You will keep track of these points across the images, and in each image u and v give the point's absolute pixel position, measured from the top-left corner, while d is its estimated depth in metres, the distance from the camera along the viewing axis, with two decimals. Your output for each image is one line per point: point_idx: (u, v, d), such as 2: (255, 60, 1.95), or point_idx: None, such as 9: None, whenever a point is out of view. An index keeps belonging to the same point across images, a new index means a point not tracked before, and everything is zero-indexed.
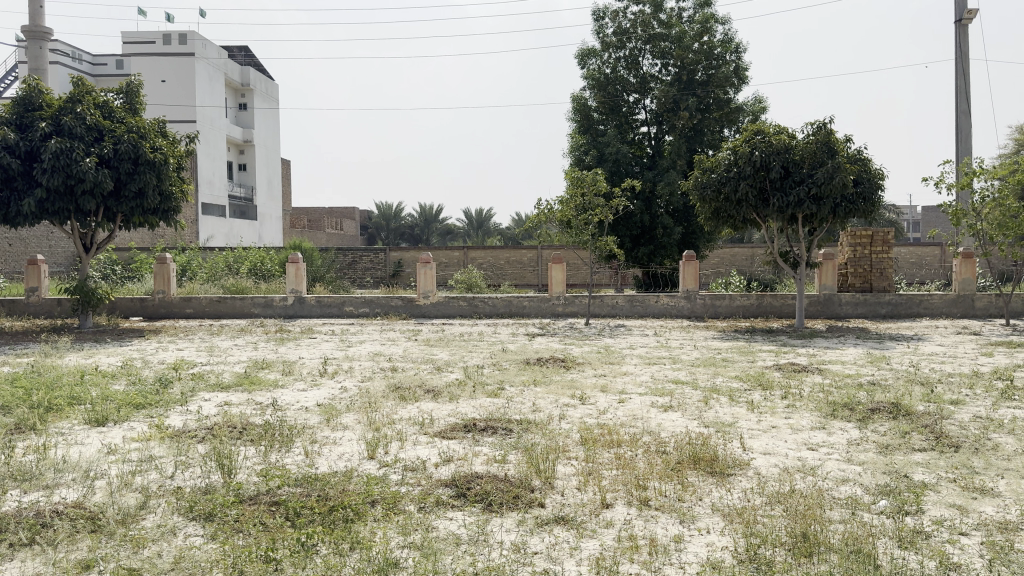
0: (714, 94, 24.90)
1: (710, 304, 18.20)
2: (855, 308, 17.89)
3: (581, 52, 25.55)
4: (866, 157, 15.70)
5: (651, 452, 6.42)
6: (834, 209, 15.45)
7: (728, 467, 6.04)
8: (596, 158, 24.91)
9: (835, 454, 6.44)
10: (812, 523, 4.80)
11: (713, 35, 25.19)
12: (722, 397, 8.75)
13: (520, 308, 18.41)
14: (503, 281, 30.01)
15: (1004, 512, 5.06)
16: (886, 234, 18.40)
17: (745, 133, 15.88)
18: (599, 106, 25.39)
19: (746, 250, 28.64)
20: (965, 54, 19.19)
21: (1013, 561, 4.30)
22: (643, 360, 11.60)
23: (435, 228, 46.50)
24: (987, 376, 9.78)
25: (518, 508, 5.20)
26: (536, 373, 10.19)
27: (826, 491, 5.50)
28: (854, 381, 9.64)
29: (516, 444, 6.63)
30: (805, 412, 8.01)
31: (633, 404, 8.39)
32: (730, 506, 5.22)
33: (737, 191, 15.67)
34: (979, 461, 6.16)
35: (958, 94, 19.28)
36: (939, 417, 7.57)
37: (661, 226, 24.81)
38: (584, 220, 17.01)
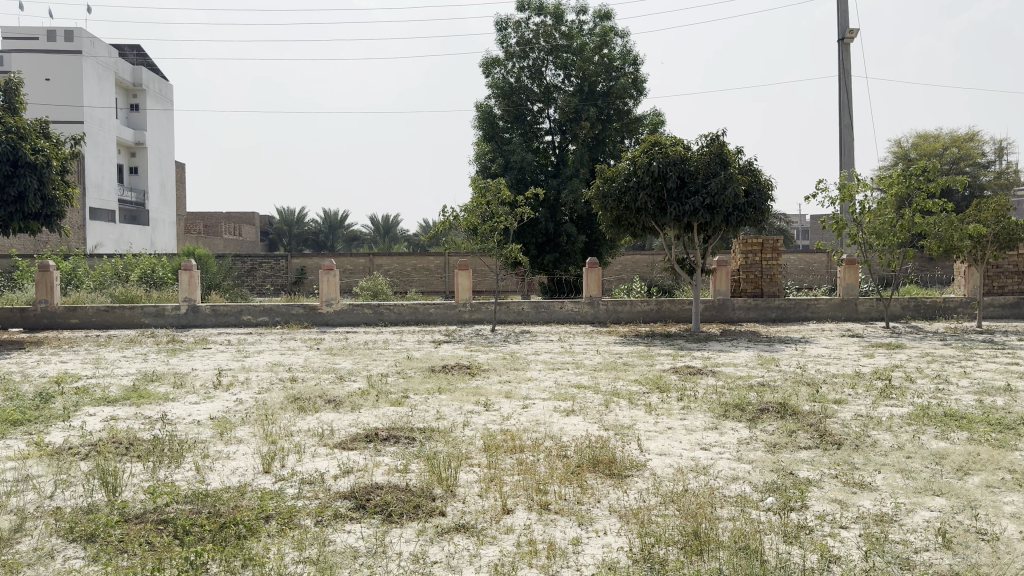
0: (614, 105, 25.46)
1: (612, 309, 18.55)
2: (747, 313, 18.62)
3: (485, 61, 25.68)
4: (756, 168, 16.38)
5: (552, 456, 6.50)
6: (726, 218, 16.07)
7: (626, 469, 6.18)
8: (502, 166, 25.12)
9: (726, 454, 6.67)
10: (702, 522, 4.96)
11: (612, 48, 25.80)
12: (622, 401, 8.94)
13: (425, 315, 18.30)
14: (409, 287, 29.79)
15: (880, 506, 5.35)
16: (775, 242, 19.20)
17: (643, 144, 16.30)
18: (504, 114, 25.59)
19: (647, 257, 29.43)
20: (847, 71, 20.28)
21: (887, 551, 4.55)
22: (546, 366, 11.73)
23: (340, 234, 45.80)
24: (868, 377, 10.35)
25: (418, 517, 5.17)
26: (441, 381, 10.13)
27: (717, 489, 5.68)
28: (746, 383, 10.04)
29: (417, 454, 6.58)
30: (700, 413, 8.28)
31: (536, 410, 8.48)
32: (627, 507, 5.33)
33: (636, 201, 16.07)
34: (859, 458, 6.50)
35: (841, 109, 20.34)
36: (823, 417, 7.94)
37: (565, 234, 25.17)
38: (489, 228, 17.07)
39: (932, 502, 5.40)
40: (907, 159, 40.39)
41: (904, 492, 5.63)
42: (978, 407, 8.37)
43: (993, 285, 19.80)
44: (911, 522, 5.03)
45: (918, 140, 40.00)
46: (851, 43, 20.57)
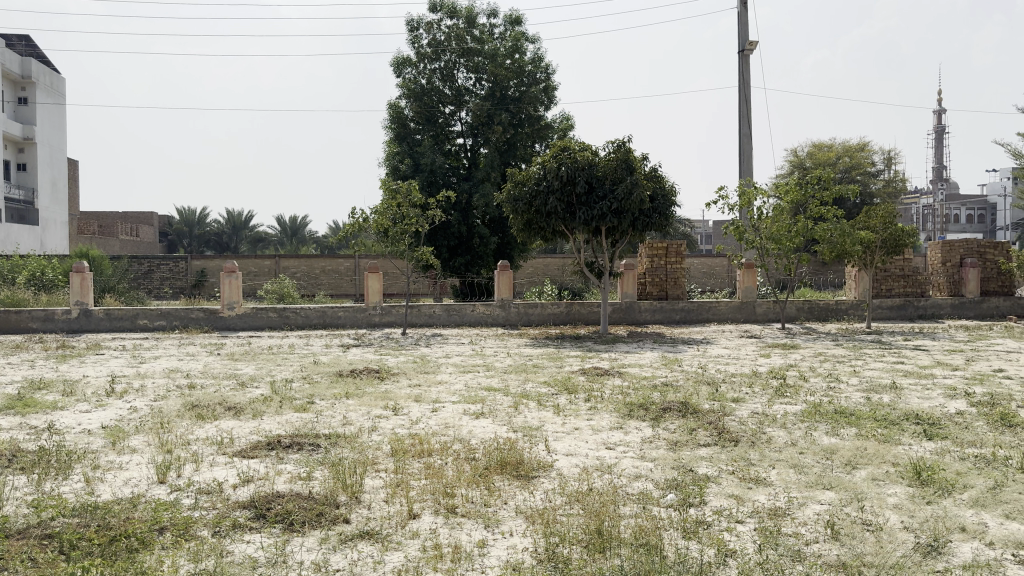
0: (525, 110, 25.67)
1: (523, 312, 18.69)
2: (653, 315, 19.12)
3: (396, 61, 25.47)
4: (661, 175, 16.82)
5: (460, 459, 6.49)
6: (633, 223, 16.45)
7: (533, 469, 6.25)
8: (412, 167, 24.95)
9: (630, 452, 6.83)
10: (605, 520, 5.06)
11: (524, 53, 26.01)
12: (530, 403, 9.02)
13: (333, 318, 17.99)
14: (316, 290, 29.24)
15: (774, 500, 5.58)
16: (679, 246, 19.71)
17: (552, 149, 16.50)
18: (415, 116, 25.44)
19: (557, 260, 29.88)
20: (747, 82, 21.07)
21: (779, 544, 4.75)
22: (456, 369, 11.72)
23: (244, 235, 44.57)
24: (764, 376, 10.77)
25: (322, 525, 5.08)
26: (349, 386, 9.97)
27: (620, 488, 5.81)
28: (650, 383, 10.30)
29: (322, 460, 6.47)
30: (606, 413, 8.45)
31: (444, 413, 8.46)
32: (532, 508, 5.39)
33: (546, 205, 16.24)
34: (754, 454, 6.76)
35: (740, 119, 21.10)
36: (722, 415, 8.23)
37: (477, 236, 25.21)
38: (400, 230, 16.91)
39: (822, 495, 5.66)
40: (803, 168, 42.32)
41: (796, 486, 5.88)
42: (865, 403, 8.84)
43: (881, 288, 21.00)
44: (803, 516, 5.25)
45: (812, 149, 42.00)
46: (751, 55, 21.38)
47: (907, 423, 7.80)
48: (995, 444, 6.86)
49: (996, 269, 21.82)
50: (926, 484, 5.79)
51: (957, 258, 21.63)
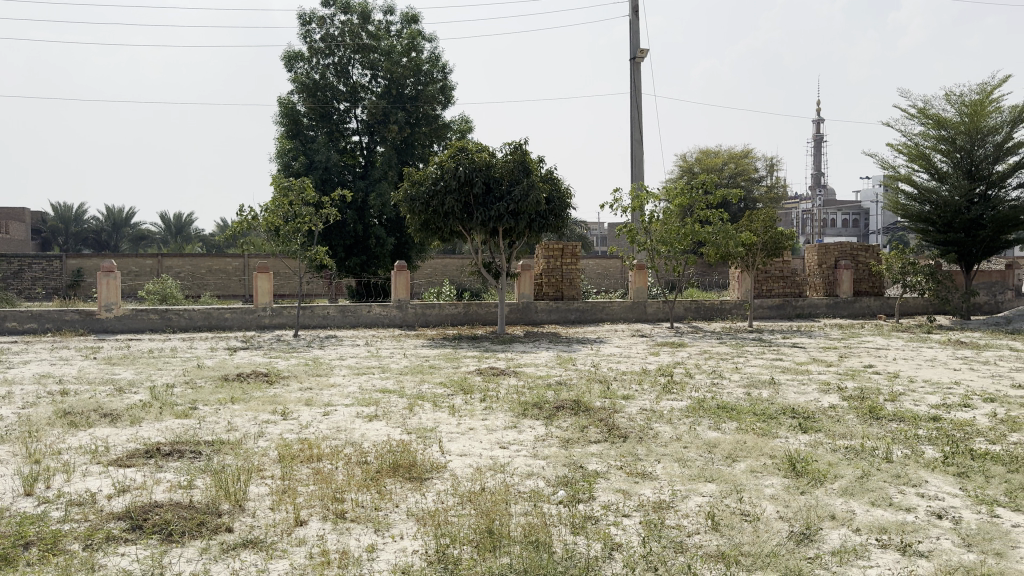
0: (422, 109, 25.54)
1: (420, 313, 18.58)
2: (549, 315, 19.39)
3: (287, 55, 24.86)
4: (557, 177, 17.05)
5: (351, 463, 6.40)
6: (529, 224, 16.63)
7: (425, 471, 6.22)
8: (305, 165, 24.39)
9: (523, 451, 6.91)
10: (495, 519, 5.10)
11: (420, 52, 25.89)
12: (426, 404, 8.98)
13: (220, 320, 17.39)
14: (202, 290, 28.24)
15: (658, 494, 5.76)
16: (575, 248, 20.02)
17: (449, 149, 16.48)
18: (308, 112, 24.88)
19: (455, 260, 29.89)
20: (638, 88, 21.66)
21: (662, 536, 4.91)
22: (350, 371, 11.53)
23: (125, 233, 42.61)
24: (654, 373, 11.10)
25: (203, 535, 4.91)
26: (235, 391, 9.65)
27: (512, 486, 5.86)
28: (544, 382, 10.43)
29: (204, 468, 6.25)
30: (500, 413, 8.51)
31: (336, 416, 8.31)
32: (424, 510, 5.36)
33: (443, 205, 16.18)
34: (642, 449, 6.96)
35: (632, 124, 21.66)
36: (613, 412, 8.44)
37: (373, 236, 24.89)
38: (292, 229, 16.49)
39: (704, 487, 5.89)
40: (691, 172, 43.89)
41: (681, 479, 6.09)
42: (746, 398, 9.24)
43: (762, 288, 22.03)
44: (685, 508, 5.45)
45: (701, 155, 43.59)
46: (642, 61, 21.99)
47: (785, 417, 8.20)
48: (863, 435, 7.30)
49: (867, 270, 23.24)
50: (801, 475, 6.11)
51: (832, 260, 22.92)
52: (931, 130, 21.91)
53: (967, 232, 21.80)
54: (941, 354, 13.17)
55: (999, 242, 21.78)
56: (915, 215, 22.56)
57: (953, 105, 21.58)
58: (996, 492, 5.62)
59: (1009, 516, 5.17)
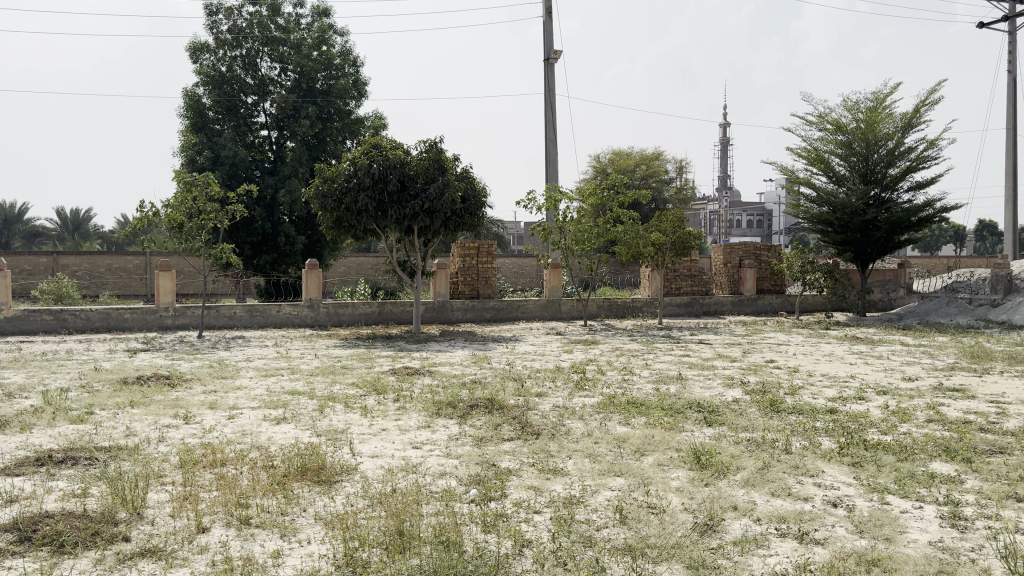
0: (334, 104, 25.14)
1: (333, 312, 18.27)
2: (465, 314, 19.35)
3: (192, 46, 24.03)
4: (472, 176, 17.03)
5: (256, 468, 6.22)
6: (445, 223, 16.57)
7: (334, 474, 6.10)
8: (211, 160, 23.61)
9: (436, 450, 6.87)
10: (406, 520, 5.04)
11: (331, 46, 25.52)
12: (337, 405, 8.83)
13: (119, 321, 16.67)
14: (101, 290, 27.05)
15: (569, 490, 5.81)
16: (490, 247, 20.11)
17: (362, 146, 16.26)
18: (215, 105, 24.10)
19: (369, 258, 29.51)
20: (553, 88, 21.85)
21: (572, 531, 4.95)
22: (258, 373, 11.23)
23: (17, 230, 40.37)
24: (567, 371, 11.23)
25: (96, 545, 4.69)
26: (135, 394, 9.25)
27: (424, 486, 5.82)
28: (458, 381, 10.41)
29: (100, 475, 5.97)
30: (413, 413, 8.43)
31: (243, 420, 8.08)
32: (332, 513, 5.25)
33: (356, 202, 15.92)
34: (554, 445, 7.02)
35: (547, 124, 21.83)
36: (526, 409, 8.49)
37: (283, 234, 24.30)
38: (197, 226, 15.94)
39: (613, 482, 5.98)
40: (605, 173, 44.58)
41: (591, 475, 6.17)
42: (655, 394, 9.45)
43: (673, 286, 22.59)
44: (595, 502, 5.52)
45: (614, 156, 44.31)
46: (556, 62, 22.21)
47: (691, 411, 8.43)
48: (764, 428, 7.56)
49: (769, 269, 24.16)
50: (706, 467, 6.28)
51: (736, 259, 23.69)
52: (830, 135, 22.89)
53: (863, 233, 22.82)
54: (838, 349, 13.77)
55: (891, 243, 22.91)
56: (815, 216, 23.50)
57: (850, 113, 22.63)
58: (887, 480, 5.91)
59: (898, 503, 5.44)
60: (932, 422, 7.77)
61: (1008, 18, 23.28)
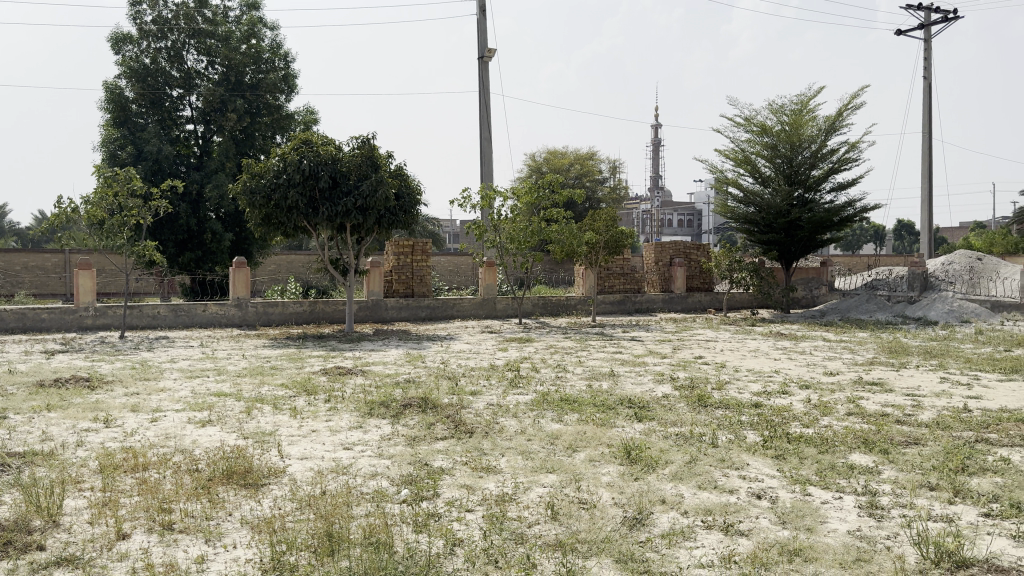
0: (264, 98, 24.65)
1: (262, 312, 17.91)
2: (399, 313, 19.19)
3: (114, 36, 23.22)
4: (406, 173, 16.91)
5: (180, 471, 6.04)
6: (378, 220, 16.40)
7: (262, 477, 5.97)
8: (133, 155, 22.85)
9: (367, 450, 6.80)
10: (335, 521, 4.96)
11: (260, 39, 25.03)
12: (265, 406, 8.65)
13: (35, 321, 16.02)
14: (16, 289, 25.91)
15: (502, 487, 5.82)
16: (425, 245, 20.07)
17: (292, 141, 16.00)
18: (138, 98, 23.35)
19: (301, 256, 29.02)
20: (487, 87, 21.85)
21: (504, 528, 4.96)
22: (183, 374, 10.92)
23: None
24: (501, 368, 11.26)
25: (8, 554, 4.50)
26: (52, 398, 8.88)
27: (354, 488, 5.74)
28: (391, 380, 10.33)
29: (13, 482, 5.71)
30: (345, 413, 8.32)
31: (166, 422, 7.85)
32: (259, 517, 5.14)
33: (286, 199, 15.63)
34: (487, 443, 7.02)
35: (481, 122, 21.82)
36: (459, 408, 8.48)
37: (209, 231, 23.69)
38: (119, 222, 15.41)
39: (545, 478, 6.01)
40: (540, 172, 44.81)
41: (523, 472, 6.19)
42: (587, 391, 9.55)
43: (606, 284, 22.87)
44: (526, 499, 5.54)
45: (549, 155, 44.58)
46: (490, 61, 22.22)
47: (622, 407, 8.54)
48: (692, 422, 7.72)
49: (698, 267, 24.71)
50: (635, 462, 6.37)
51: (667, 258, 24.12)
52: (756, 137, 23.49)
53: (787, 232, 23.50)
54: (765, 345, 14.15)
55: (814, 242, 23.64)
56: (741, 216, 24.08)
57: (776, 116, 23.27)
58: (809, 472, 6.09)
59: (819, 493, 5.61)
60: (852, 415, 8.05)
61: (923, 26, 24.25)
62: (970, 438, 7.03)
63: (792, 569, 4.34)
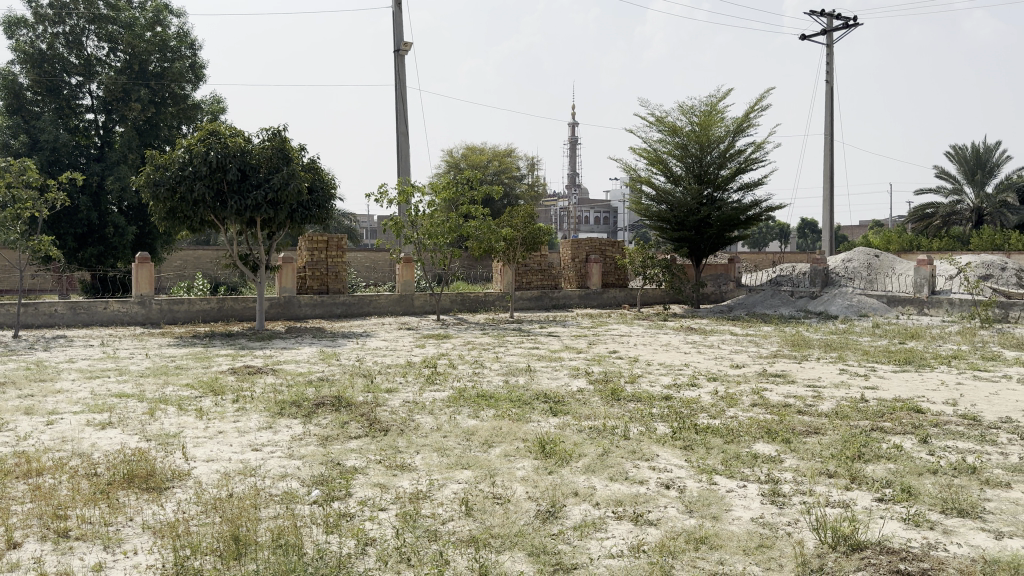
0: (169, 88, 23.78)
1: (167, 309, 17.31)
2: (313, 309, 18.84)
3: (6, 20, 21.99)
4: (319, 167, 16.62)
5: (78, 476, 5.79)
6: (290, 215, 16.05)
7: (165, 480, 5.77)
8: (27, 145, 21.66)
9: (278, 451, 6.65)
10: (243, 524, 4.84)
11: (166, 27, 24.11)
12: (170, 407, 8.36)
13: None
14: None
15: (416, 484, 5.79)
16: (340, 240, 19.71)
17: (199, 132, 15.52)
18: (33, 85, 22.22)
19: (211, 252, 28.16)
20: (403, 81, 21.64)
21: (417, 526, 4.93)
22: (82, 375, 10.44)
23: None
24: (418, 365, 11.20)
25: None
26: None
27: (262, 489, 5.61)
28: (304, 378, 10.15)
29: None
30: (254, 413, 8.12)
31: (62, 425, 7.49)
32: (162, 521, 4.97)
33: (192, 191, 15.13)
34: (402, 441, 6.97)
35: (397, 116, 21.62)
36: (374, 405, 8.39)
37: (111, 225, 22.74)
38: (12, 216, 14.62)
39: (460, 474, 6.02)
40: (458, 168, 44.71)
41: (438, 468, 6.18)
42: (504, 386, 9.59)
43: (523, 280, 23.03)
44: (441, 496, 5.52)
45: (467, 152, 44.54)
46: (406, 54, 22.01)
47: (538, 402, 8.61)
48: (605, 416, 7.84)
49: (613, 263, 25.05)
50: (549, 456, 6.44)
51: (583, 254, 24.42)
52: (667, 137, 24.04)
53: (697, 230, 24.15)
54: (676, 339, 14.53)
55: (723, 239, 24.36)
56: (654, 214, 24.59)
57: (686, 117, 23.85)
58: (714, 461, 6.28)
59: (724, 482, 5.79)
60: (757, 406, 8.35)
61: (824, 32, 25.27)
62: (866, 426, 7.38)
63: (698, 556, 4.46)
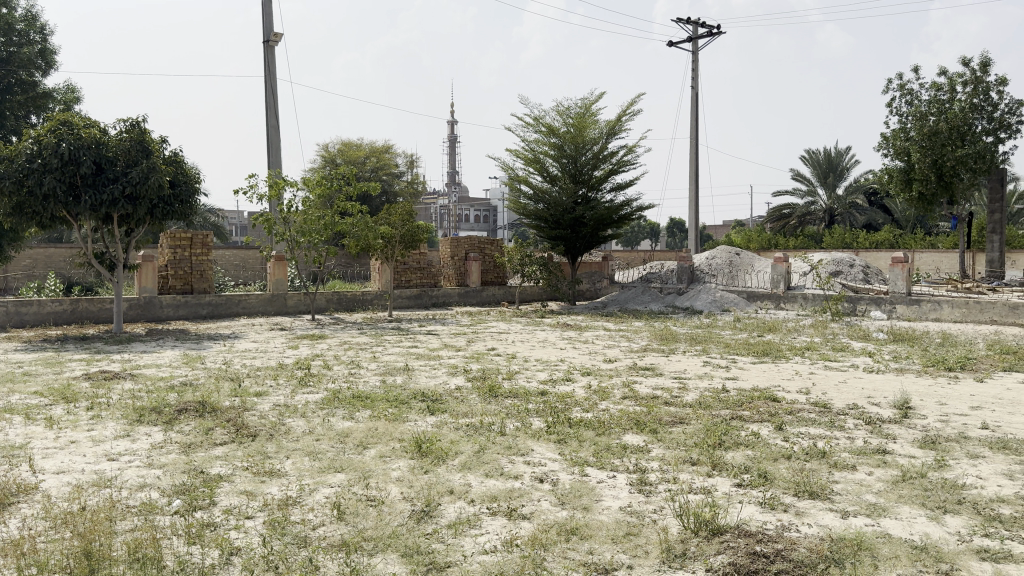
0: (16, 74, 22.16)
1: (13, 312, 16.12)
2: (177, 310, 18.00)
3: None
4: (181, 160, 15.89)
5: None
6: (150, 211, 15.27)
7: (9, 496, 5.37)
8: None
9: (136, 460, 6.32)
10: (95, 539, 4.57)
11: (12, 8, 22.44)
12: (15, 418, 7.79)
13: None
14: None
15: (285, 490, 5.64)
16: (205, 237, 18.97)
17: (48, 122, 14.56)
18: None
19: (63, 250, 26.38)
20: (272, 73, 21.01)
21: (285, 533, 4.80)
22: None
23: None
24: (290, 367, 10.90)
25: None
26: None
27: (118, 501, 5.32)
28: (165, 383, 9.68)
29: None
30: (110, 421, 7.68)
31: None
32: (4, 540, 4.62)
33: (41, 185, 14.13)
34: (271, 446, 6.77)
35: (267, 110, 20.98)
36: (242, 410, 8.10)
37: None
38: None
39: (332, 478, 5.90)
40: (334, 164, 43.78)
41: (309, 473, 6.04)
42: (379, 386, 9.48)
43: (401, 279, 22.83)
44: (311, 501, 5.40)
45: (344, 147, 43.71)
46: (276, 46, 21.39)
47: (414, 401, 8.57)
48: (481, 413, 7.89)
49: (492, 262, 25.22)
50: (425, 455, 6.42)
51: (462, 252, 24.43)
52: (544, 138, 24.43)
53: (573, 229, 24.66)
54: (551, 335, 14.81)
55: (597, 238, 24.98)
56: (531, 213, 24.90)
57: (562, 118, 24.33)
58: (586, 454, 6.44)
59: (595, 474, 5.94)
60: (627, 398, 8.62)
61: (691, 39, 26.34)
62: (727, 416, 7.75)
63: (568, 547, 4.57)
